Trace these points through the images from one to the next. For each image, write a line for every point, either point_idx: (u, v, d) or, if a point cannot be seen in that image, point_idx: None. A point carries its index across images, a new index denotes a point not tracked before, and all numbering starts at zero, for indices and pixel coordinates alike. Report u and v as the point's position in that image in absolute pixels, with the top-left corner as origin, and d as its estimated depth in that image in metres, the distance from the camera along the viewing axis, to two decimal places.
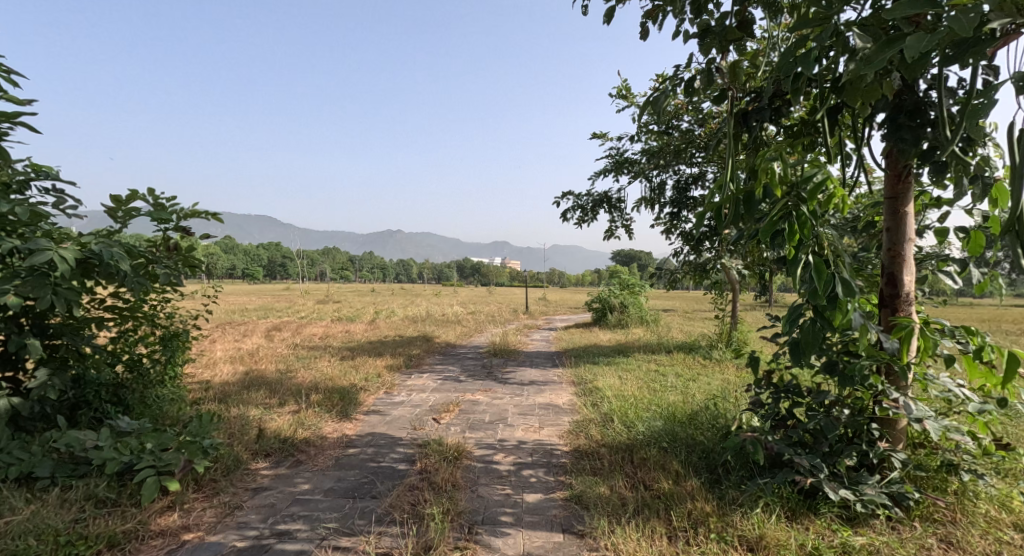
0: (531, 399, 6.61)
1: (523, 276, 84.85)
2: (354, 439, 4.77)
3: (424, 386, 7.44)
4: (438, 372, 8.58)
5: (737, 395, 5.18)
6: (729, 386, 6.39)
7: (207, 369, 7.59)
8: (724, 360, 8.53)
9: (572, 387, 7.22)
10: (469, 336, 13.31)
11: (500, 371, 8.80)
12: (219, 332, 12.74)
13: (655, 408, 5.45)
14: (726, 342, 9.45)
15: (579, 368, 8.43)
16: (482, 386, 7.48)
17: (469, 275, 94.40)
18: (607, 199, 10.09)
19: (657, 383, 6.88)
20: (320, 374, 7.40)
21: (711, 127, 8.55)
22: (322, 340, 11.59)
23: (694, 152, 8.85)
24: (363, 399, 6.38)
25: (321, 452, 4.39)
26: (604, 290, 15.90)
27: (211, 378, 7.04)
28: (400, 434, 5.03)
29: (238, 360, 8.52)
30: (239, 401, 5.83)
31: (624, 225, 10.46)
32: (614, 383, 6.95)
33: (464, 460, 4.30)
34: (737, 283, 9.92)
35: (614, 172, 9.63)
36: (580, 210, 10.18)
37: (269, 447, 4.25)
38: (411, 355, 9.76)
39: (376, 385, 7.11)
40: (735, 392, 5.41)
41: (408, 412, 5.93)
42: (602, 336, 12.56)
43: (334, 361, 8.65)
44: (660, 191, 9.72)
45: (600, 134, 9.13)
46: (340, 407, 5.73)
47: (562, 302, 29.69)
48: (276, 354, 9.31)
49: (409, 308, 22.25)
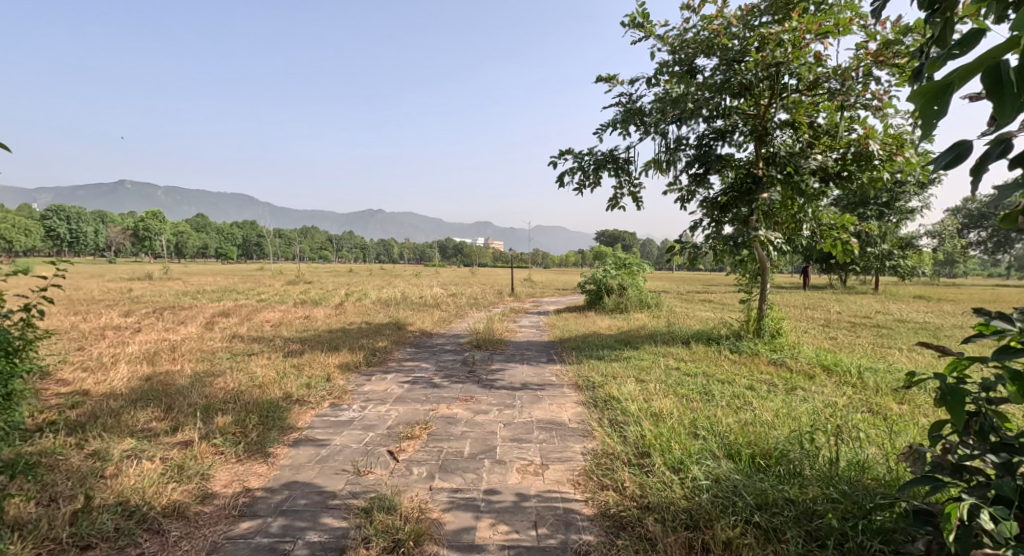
0: (526, 414, 4.95)
1: (506, 256, 82.90)
2: (258, 500, 3.09)
3: (386, 393, 5.73)
4: (406, 371, 6.86)
5: (833, 429, 3.51)
6: (791, 402, 4.77)
7: (97, 375, 5.77)
8: (759, 357, 6.93)
9: (578, 396, 5.57)
10: (448, 323, 11.60)
11: (485, 369, 7.11)
12: (151, 321, 10.79)
13: (706, 435, 3.82)
14: (756, 334, 7.83)
15: (582, 367, 6.77)
16: (461, 392, 5.79)
17: (451, 256, 92.26)
18: (612, 157, 8.35)
19: (692, 394, 5.23)
20: (248, 380, 5.64)
21: (755, 61, 6.53)
22: (272, 330, 9.77)
23: (724, 99, 6.96)
24: (298, 418, 4.66)
25: (190, 532, 2.73)
26: (600, 269, 14.18)
27: (95, 388, 5.25)
28: (335, 483, 3.36)
29: (150, 359, 6.70)
30: (111, 426, 4.09)
31: (632, 192, 8.73)
32: (635, 392, 5.28)
33: (426, 546, 2.67)
34: (769, 260, 7.99)
35: (622, 126, 7.86)
36: (579, 173, 8.43)
37: (92, 533, 2.61)
38: (376, 349, 8.01)
39: (320, 395, 5.39)
40: (820, 422, 3.75)
41: (355, 439, 4.22)
42: (600, 323, 10.89)
43: (275, 359, 6.87)
44: (676, 149, 7.97)
45: (608, 76, 7.34)
46: (253, 433, 4.01)
47: (549, 282, 27.97)
48: (204, 349, 7.50)
49: (384, 290, 20.39)
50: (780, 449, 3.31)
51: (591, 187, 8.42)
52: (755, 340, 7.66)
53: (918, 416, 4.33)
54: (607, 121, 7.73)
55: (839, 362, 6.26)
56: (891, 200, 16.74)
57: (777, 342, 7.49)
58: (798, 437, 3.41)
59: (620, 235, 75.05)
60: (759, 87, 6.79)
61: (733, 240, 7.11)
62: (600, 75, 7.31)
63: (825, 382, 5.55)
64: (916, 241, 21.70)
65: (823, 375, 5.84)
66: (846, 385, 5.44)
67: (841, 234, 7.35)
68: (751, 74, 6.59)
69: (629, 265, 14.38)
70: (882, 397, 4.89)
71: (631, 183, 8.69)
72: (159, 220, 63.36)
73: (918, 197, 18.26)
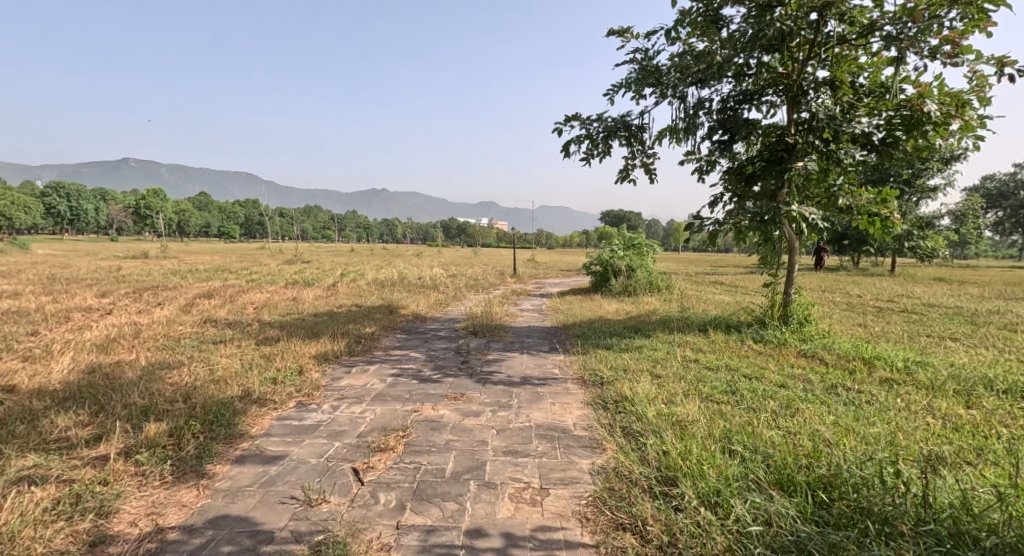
0: (523, 418, 4.21)
1: (511, 236, 81.63)
2: (168, 548, 2.46)
3: (365, 389, 5.01)
4: (392, 362, 6.13)
5: (912, 457, 2.78)
6: (836, 409, 3.99)
7: (33, 367, 5.06)
8: (788, 349, 6.14)
9: (585, 394, 4.83)
10: (445, 306, 10.84)
11: (479, 359, 6.37)
12: (125, 303, 10.06)
13: (747, 452, 3.10)
14: (782, 322, 6.99)
15: (588, 358, 6.02)
16: (451, 389, 5.04)
17: (453, 236, 91.19)
18: (624, 124, 7.50)
19: (718, 395, 4.45)
20: (206, 374, 4.92)
21: (794, 7, 5.62)
22: (253, 313, 9.04)
23: (754, 55, 6.07)
24: (253, 423, 3.94)
25: None
26: (606, 250, 13.36)
27: (26, 383, 4.55)
28: (275, 518, 2.67)
29: (105, 348, 6.00)
30: (18, 437, 3.39)
31: (645, 163, 7.88)
32: (652, 391, 4.52)
33: None
34: (797, 239, 7.12)
35: (636, 87, 6.98)
36: (586, 141, 7.59)
37: None
38: (361, 336, 7.28)
39: (287, 392, 4.67)
40: (889, 445, 3.01)
41: (315, 451, 3.50)
42: (607, 307, 10.09)
43: (245, 348, 6.15)
44: (695, 115, 7.10)
45: (620, 29, 6.45)
46: (189, 445, 3.30)
47: (552, 263, 27.06)
48: (170, 335, 6.79)
49: (382, 270, 19.64)
50: (850, 484, 2.56)
51: (600, 157, 7.58)
52: (781, 328, 6.83)
53: (999, 427, 3.55)
54: (619, 82, 6.85)
55: (881, 355, 5.46)
56: (914, 178, 15.75)
57: (806, 331, 6.67)
58: (867, 467, 2.66)
59: (626, 216, 73.90)
60: (795, 40, 5.89)
61: (759, 216, 6.21)
62: (612, 28, 6.41)
63: (870, 380, 4.78)
64: (936, 222, 20.67)
65: (866, 372, 5.06)
66: (895, 384, 4.65)
67: (882, 210, 6.45)
68: (788, 21, 5.64)
69: (637, 245, 13.56)
70: (944, 400, 4.10)
71: (645, 153, 7.83)
72: (159, 198, 62.60)
73: (941, 175, 17.22)
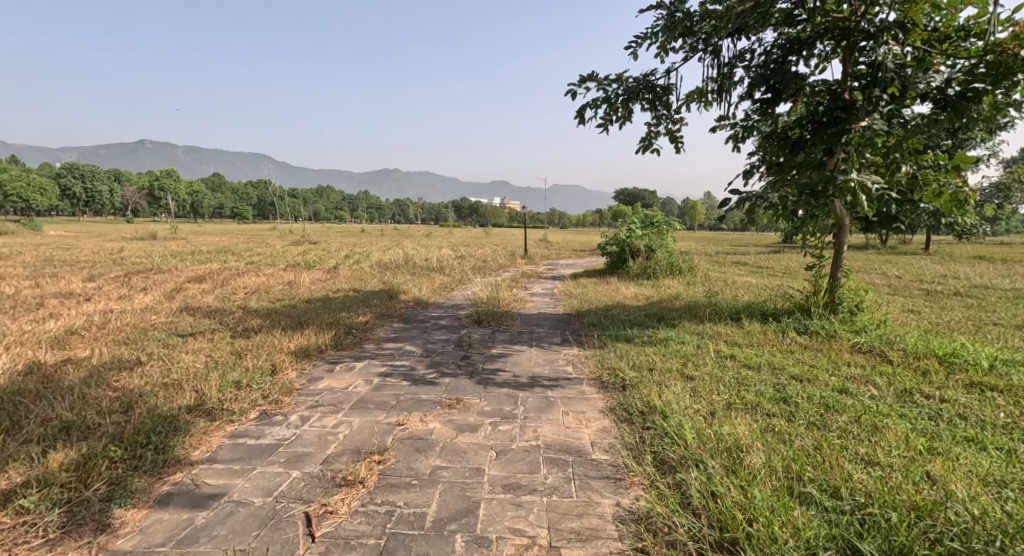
0: (530, 437, 3.45)
1: (523, 215, 80.33)
2: None
3: (345, 393, 4.28)
4: (382, 358, 5.38)
5: None
6: (925, 428, 3.20)
7: None
8: (839, 342, 5.28)
9: (605, 401, 4.05)
10: (449, 291, 10.07)
11: (482, 354, 5.60)
12: (109, 288, 9.41)
13: (843, 490, 2.44)
14: (828, 310, 6.10)
15: (607, 354, 5.23)
16: (446, 393, 4.28)
17: (465, 216, 90.19)
18: (648, 83, 6.60)
19: (767, 406, 3.65)
20: (160, 376, 4.21)
21: None
22: (241, 300, 8.32)
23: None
24: (199, 442, 3.23)
25: None
26: (623, 229, 12.49)
27: None
28: None
29: (60, 343, 5.30)
30: None
31: (670, 130, 6.99)
32: (686, 400, 3.73)
33: None
34: (849, 215, 6.21)
35: (662, 39, 6.08)
36: (604, 104, 6.70)
37: None
38: (352, 326, 6.53)
39: (249, 399, 3.94)
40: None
41: (265, 484, 2.78)
42: (624, 292, 9.23)
43: (218, 341, 5.42)
44: (732, 71, 6.20)
45: None
46: (99, 481, 2.64)
47: (565, 244, 26.10)
48: (138, 326, 6.08)
49: (388, 252, 18.91)
50: None
51: (620, 122, 6.69)
52: (828, 318, 5.95)
53: None
54: (644, 34, 5.96)
55: (959, 351, 4.62)
56: (956, 148, 14.52)
57: (858, 320, 5.81)
58: (1023, 549, 2.09)
59: (640, 194, 72.30)
60: None
61: (810, 187, 5.34)
62: None
63: (953, 386, 3.96)
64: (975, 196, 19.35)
65: (944, 373, 4.23)
66: (986, 391, 3.85)
67: (953, 179, 5.55)
68: None
69: (655, 224, 12.66)
70: None
71: (670, 119, 6.94)
72: (171, 178, 62.30)
73: (985, 144, 15.93)
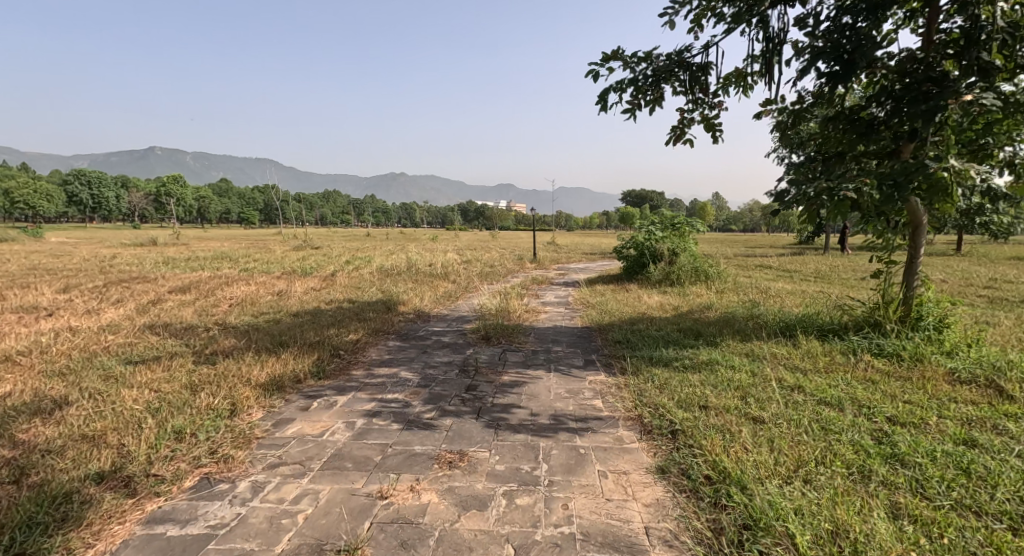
0: (561, 518, 2.51)
1: (531, 217, 79.29)
2: None
3: (317, 443, 3.33)
4: (371, 390, 4.43)
5: None
6: None
7: None
8: (928, 369, 4.30)
9: (653, 457, 3.09)
10: (454, 301, 9.12)
11: (491, 383, 4.64)
12: (79, 300, 8.53)
13: None
14: (905, 327, 5.10)
15: (644, 385, 4.26)
16: (447, 444, 3.32)
17: (471, 219, 89.36)
18: (683, 61, 5.66)
19: (880, 471, 2.68)
20: (81, 424, 3.28)
21: None
22: (219, 315, 7.41)
23: None
24: (98, 537, 2.43)
25: None
26: (642, 230, 11.55)
27: None
28: None
29: None
30: None
31: (708, 117, 6.04)
32: (769, 461, 2.77)
33: None
34: (926, 212, 5.23)
35: (701, 9, 5.17)
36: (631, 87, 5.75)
37: None
38: (339, 348, 5.59)
39: (189, 458, 2.99)
40: None
41: None
42: (648, 301, 8.27)
43: (174, 371, 4.48)
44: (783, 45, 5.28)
45: None
46: None
47: (576, 247, 25.06)
48: (87, 349, 5.17)
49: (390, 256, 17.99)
50: None
51: (649, 107, 5.73)
52: (906, 337, 4.96)
53: None
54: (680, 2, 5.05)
55: None
56: None
57: (942, 340, 4.83)
58: None
59: (648, 195, 70.95)
60: None
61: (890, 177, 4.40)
62: None
63: None
64: None
65: None
66: None
67: None
68: None
69: (677, 224, 11.70)
70: None
71: (708, 104, 5.99)
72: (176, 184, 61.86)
73: None
